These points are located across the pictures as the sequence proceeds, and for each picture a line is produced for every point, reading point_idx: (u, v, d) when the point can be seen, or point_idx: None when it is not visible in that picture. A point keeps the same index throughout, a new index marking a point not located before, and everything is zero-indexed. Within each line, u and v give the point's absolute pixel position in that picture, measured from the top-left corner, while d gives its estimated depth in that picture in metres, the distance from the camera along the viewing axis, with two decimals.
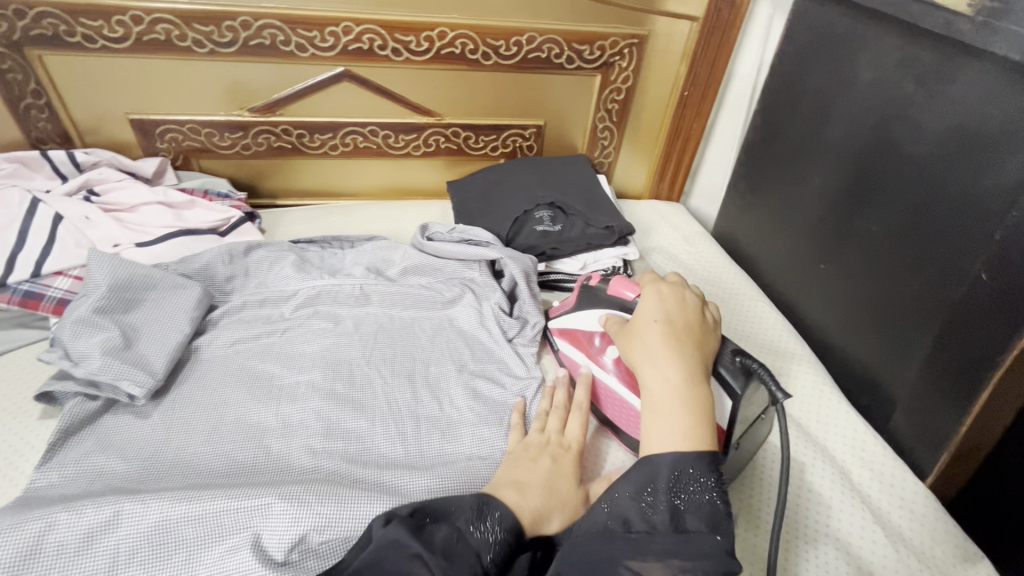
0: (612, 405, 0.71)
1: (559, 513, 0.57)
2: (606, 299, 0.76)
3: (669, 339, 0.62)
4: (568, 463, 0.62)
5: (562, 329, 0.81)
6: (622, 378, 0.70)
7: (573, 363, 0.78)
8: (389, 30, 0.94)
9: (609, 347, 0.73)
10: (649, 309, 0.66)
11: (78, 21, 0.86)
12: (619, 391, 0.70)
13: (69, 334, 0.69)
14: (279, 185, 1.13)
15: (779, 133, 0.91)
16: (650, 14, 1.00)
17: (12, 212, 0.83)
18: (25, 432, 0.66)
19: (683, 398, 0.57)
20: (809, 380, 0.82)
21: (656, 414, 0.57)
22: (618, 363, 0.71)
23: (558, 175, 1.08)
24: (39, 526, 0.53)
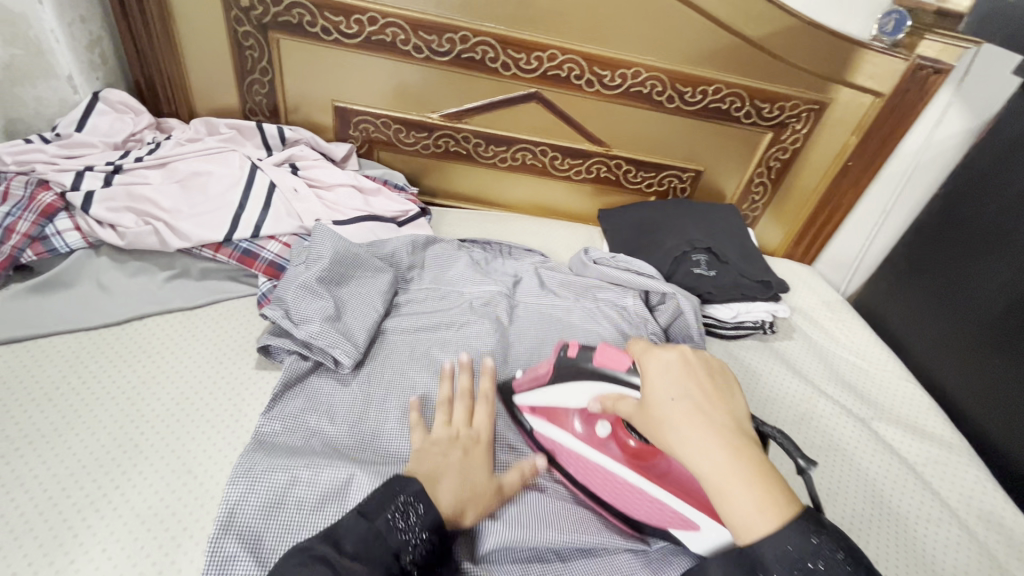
0: (607, 486, 0.64)
1: (473, 504, 0.57)
2: (591, 375, 0.61)
3: (695, 414, 0.46)
4: (479, 455, 0.62)
5: (531, 406, 0.71)
6: (621, 456, 0.64)
7: (552, 442, 0.69)
8: (589, 63, 0.99)
9: (599, 424, 0.67)
10: (660, 379, 0.49)
11: (322, 14, 0.94)
12: (620, 470, 0.63)
13: (291, 297, 0.76)
14: (441, 185, 1.20)
15: (967, 225, 0.95)
16: (837, 84, 1.02)
17: (236, 173, 0.90)
18: (245, 379, 0.72)
19: (739, 465, 0.43)
20: (930, 426, 0.90)
21: (725, 505, 0.42)
22: (613, 438, 0.66)
23: (712, 220, 1.10)
24: (286, 479, 0.58)
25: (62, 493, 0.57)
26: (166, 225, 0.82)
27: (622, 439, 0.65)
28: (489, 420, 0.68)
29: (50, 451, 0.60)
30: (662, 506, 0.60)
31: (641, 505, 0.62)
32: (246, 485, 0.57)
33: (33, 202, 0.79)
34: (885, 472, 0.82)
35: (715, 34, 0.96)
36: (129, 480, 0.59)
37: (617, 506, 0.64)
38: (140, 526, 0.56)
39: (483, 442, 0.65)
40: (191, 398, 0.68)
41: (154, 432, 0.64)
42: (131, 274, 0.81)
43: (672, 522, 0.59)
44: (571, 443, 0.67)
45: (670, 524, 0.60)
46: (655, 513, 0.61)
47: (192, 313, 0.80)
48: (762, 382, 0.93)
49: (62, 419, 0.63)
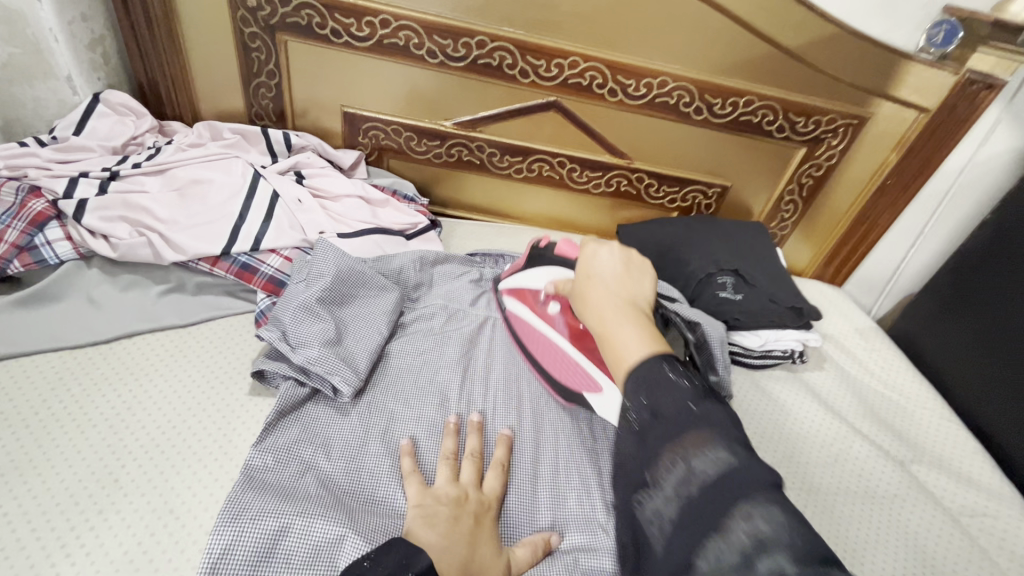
0: (550, 356, 0.75)
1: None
2: (554, 260, 0.75)
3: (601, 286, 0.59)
4: (488, 527, 0.56)
5: (512, 288, 0.82)
6: (567, 333, 0.72)
7: (519, 319, 0.80)
8: (613, 71, 0.93)
9: (551, 302, 0.74)
10: (588, 258, 0.63)
11: (332, 16, 0.89)
12: (562, 343, 0.73)
13: (289, 318, 0.71)
14: (453, 195, 1.14)
15: (1019, 253, 0.87)
16: (878, 98, 0.95)
17: (237, 182, 0.86)
18: (237, 405, 0.68)
19: (624, 314, 0.55)
20: (975, 472, 0.83)
21: (610, 340, 0.54)
22: (562, 318, 0.74)
23: (739, 240, 1.04)
24: (276, 527, 0.54)
25: (31, 534, 0.53)
26: (161, 236, 0.77)
27: (570, 320, 0.72)
28: (499, 484, 0.62)
29: (22, 486, 0.56)
30: (580, 372, 0.70)
31: (570, 375, 0.71)
32: (233, 532, 0.52)
33: (23, 210, 0.75)
34: (926, 521, 0.75)
35: (749, 42, 0.90)
36: (105, 520, 0.55)
37: (553, 374, 0.74)
38: (114, 574, 0.51)
39: (491, 509, 0.59)
40: (179, 426, 0.64)
41: (136, 465, 0.59)
42: (123, 288, 0.76)
43: (586, 386, 0.69)
44: (530, 317, 0.78)
45: (584, 390, 0.70)
46: (578, 379, 0.71)
47: (186, 330, 0.76)
48: (790, 416, 0.86)
49: (38, 450, 0.59)
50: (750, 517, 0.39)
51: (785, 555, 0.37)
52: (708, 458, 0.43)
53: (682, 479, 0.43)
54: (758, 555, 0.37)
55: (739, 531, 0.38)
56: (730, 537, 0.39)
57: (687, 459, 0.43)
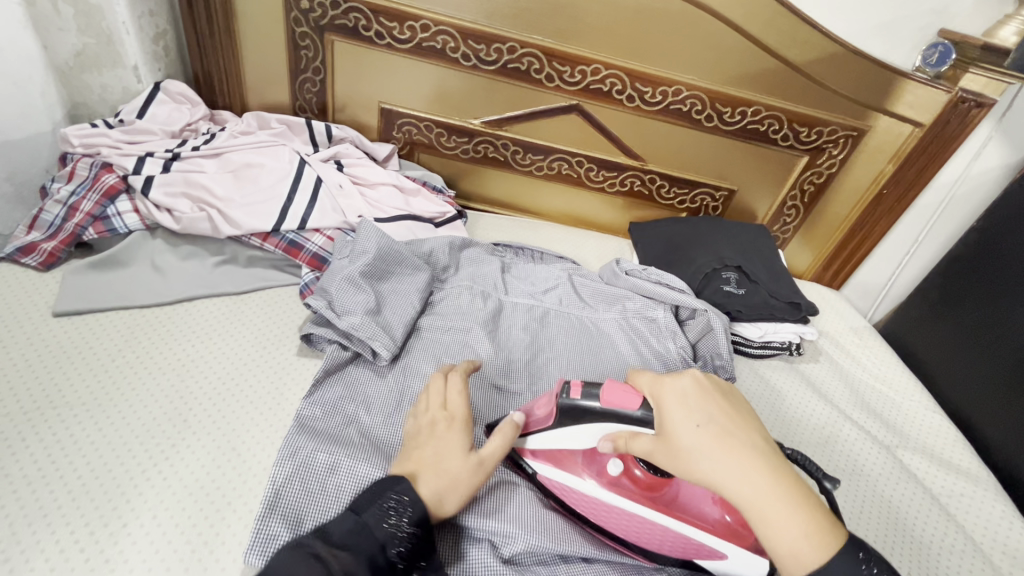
0: (625, 527, 0.63)
1: (451, 493, 0.54)
2: (597, 413, 0.58)
3: (723, 439, 0.50)
4: (454, 434, 0.58)
5: (536, 450, 0.66)
6: (634, 493, 0.62)
7: (561, 488, 0.65)
8: (631, 79, 1.01)
9: (610, 462, 0.63)
10: (684, 410, 0.52)
11: (377, 20, 0.98)
12: (637, 508, 0.61)
13: (335, 289, 0.79)
14: (476, 189, 1.22)
15: (1003, 261, 0.94)
16: (877, 112, 1.03)
17: (285, 167, 0.94)
18: (288, 364, 0.75)
19: (780, 491, 0.47)
20: (957, 458, 0.90)
21: (767, 524, 0.47)
22: (623, 475, 0.63)
23: (743, 239, 1.11)
24: (329, 465, 0.61)
25: (115, 460, 0.60)
26: (219, 212, 0.85)
27: (633, 474, 0.63)
28: (463, 393, 0.62)
29: (105, 419, 0.64)
30: (676, 537, 0.60)
31: (665, 541, 0.61)
32: (292, 468, 0.60)
33: (97, 183, 0.84)
34: (908, 499, 0.82)
35: (757, 56, 0.98)
36: (177, 453, 0.62)
37: (637, 543, 0.62)
38: (189, 497, 0.59)
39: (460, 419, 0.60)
40: (236, 379, 0.71)
41: (201, 409, 0.67)
42: (183, 258, 0.84)
43: (697, 552, 0.60)
44: (583, 485, 0.64)
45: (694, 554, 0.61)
46: (677, 544, 0.61)
47: (239, 299, 0.83)
48: (787, 402, 0.93)
49: (116, 390, 0.67)
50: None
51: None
52: None
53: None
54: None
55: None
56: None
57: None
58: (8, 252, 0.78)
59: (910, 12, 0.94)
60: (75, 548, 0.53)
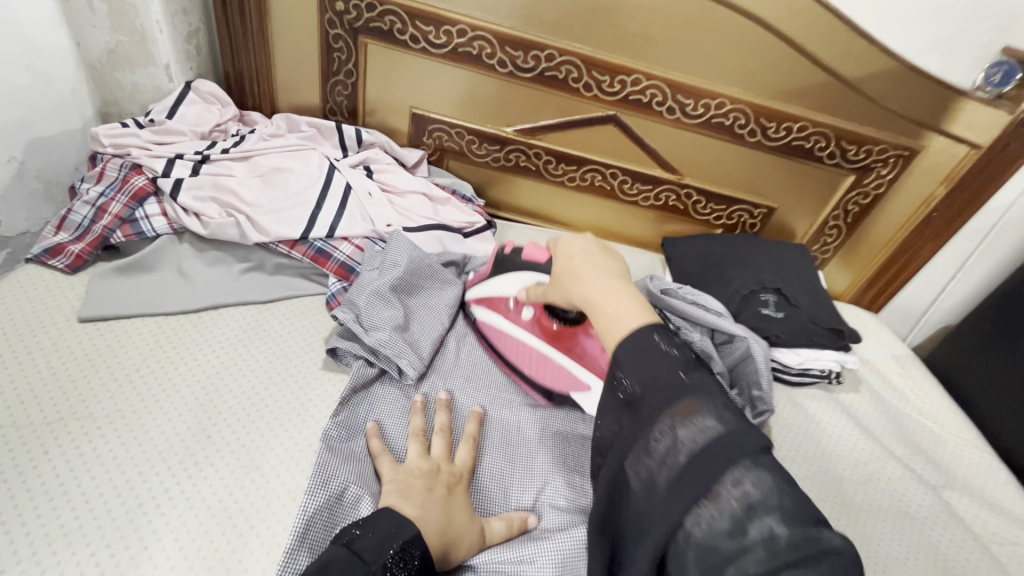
0: (527, 361, 0.76)
1: (457, 549, 0.56)
2: (520, 265, 0.76)
3: (584, 261, 0.57)
4: (461, 495, 0.60)
5: (478, 297, 0.81)
6: (541, 337, 0.75)
7: (490, 327, 0.79)
8: (673, 90, 0.98)
9: (525, 309, 0.76)
10: (564, 240, 0.60)
11: (413, 23, 0.95)
12: (537, 346, 0.75)
13: (363, 302, 0.76)
14: (505, 198, 1.19)
15: None
16: (931, 132, 0.98)
17: (315, 173, 0.91)
18: (313, 378, 0.73)
19: (620, 290, 0.53)
20: (1008, 502, 0.85)
21: (601, 311, 0.52)
22: (535, 321, 0.76)
23: (783, 260, 1.07)
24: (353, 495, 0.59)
25: (137, 477, 0.59)
26: (247, 217, 0.83)
27: (543, 322, 0.75)
28: (470, 456, 0.66)
29: (129, 433, 0.62)
30: (564, 373, 0.74)
31: (555, 377, 0.75)
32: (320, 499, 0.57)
33: (126, 185, 0.83)
34: (956, 545, 0.77)
35: (807, 70, 0.93)
36: (200, 471, 0.60)
37: (527, 373, 0.77)
38: (211, 519, 0.57)
39: (464, 480, 0.63)
40: (260, 392, 0.69)
41: (225, 423, 0.65)
42: (209, 263, 0.82)
43: (570, 385, 0.74)
44: (501, 324, 0.78)
45: (569, 388, 0.74)
46: (564, 382, 0.74)
47: (265, 307, 0.81)
48: (827, 434, 0.89)
49: (140, 401, 0.65)
50: (740, 483, 0.42)
51: (773, 517, 0.40)
52: (699, 428, 0.44)
53: (669, 448, 0.44)
54: (749, 519, 0.40)
55: (730, 497, 0.41)
56: (720, 501, 0.41)
57: (676, 430, 0.44)
58: (36, 254, 0.77)
59: (975, 28, 0.89)
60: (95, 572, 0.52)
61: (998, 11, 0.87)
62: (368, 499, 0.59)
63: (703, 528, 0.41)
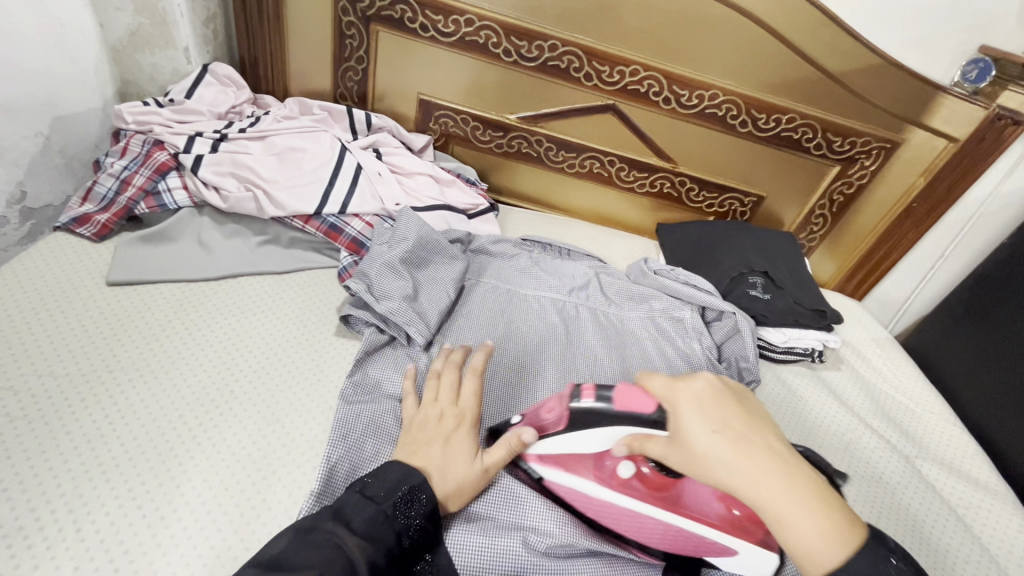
0: (633, 526, 0.62)
1: (456, 497, 0.60)
2: (611, 418, 0.60)
3: (738, 444, 0.47)
4: (463, 439, 0.62)
5: (548, 454, 0.64)
6: (647, 497, 0.61)
7: (569, 490, 0.64)
8: (669, 81, 1.03)
9: (620, 462, 0.62)
10: (692, 409, 0.49)
11: (423, 12, 1.00)
12: (650, 510, 0.61)
13: (374, 272, 0.81)
14: (506, 184, 1.24)
15: None
16: (912, 125, 1.03)
17: (327, 153, 0.96)
18: (327, 343, 0.78)
19: (794, 490, 0.45)
20: (974, 470, 0.91)
21: (783, 527, 0.45)
22: (633, 480, 0.62)
23: (770, 245, 1.12)
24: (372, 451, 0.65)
25: (167, 425, 0.63)
26: (264, 193, 0.87)
27: (645, 475, 0.62)
28: (475, 393, 0.66)
29: (157, 385, 0.66)
30: (682, 532, 0.61)
31: (674, 539, 0.62)
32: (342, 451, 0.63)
33: (149, 159, 0.87)
34: (925, 507, 0.83)
35: (795, 65, 0.99)
36: (225, 422, 0.65)
37: (643, 540, 0.63)
38: (236, 463, 0.61)
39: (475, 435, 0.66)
40: (278, 355, 0.74)
41: (246, 382, 0.69)
42: (227, 235, 0.87)
43: (704, 547, 0.62)
44: (590, 487, 0.63)
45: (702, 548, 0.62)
46: (687, 544, 0.62)
47: (281, 278, 0.86)
48: (808, 407, 0.95)
49: (167, 358, 0.70)
50: None
51: None
52: None
53: None
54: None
55: None
56: None
57: None
58: (65, 222, 0.81)
59: (952, 27, 0.94)
60: (131, 504, 0.56)
61: (973, 12, 0.92)
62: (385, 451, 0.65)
63: None
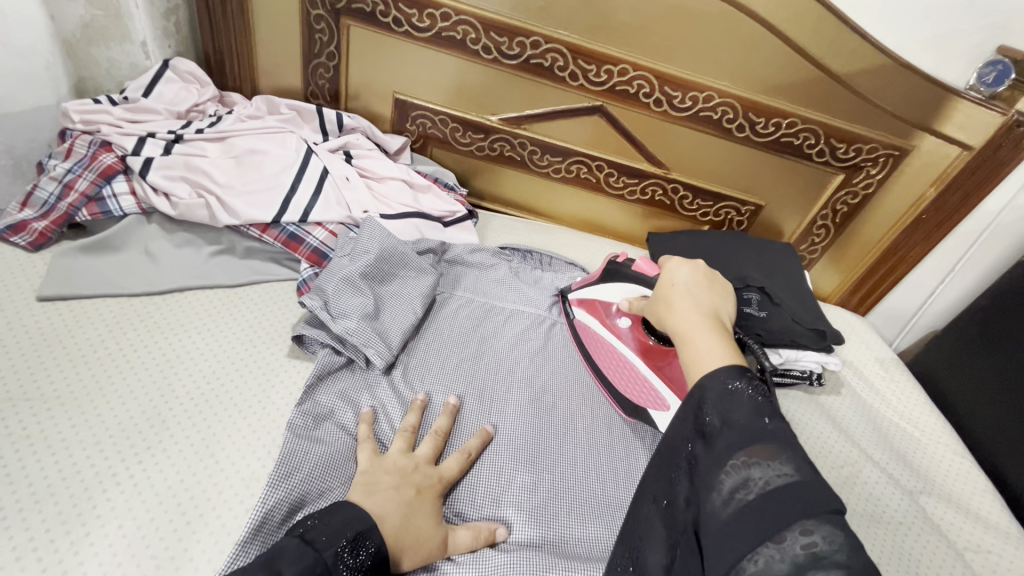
0: (616, 367, 0.78)
1: (410, 552, 0.54)
2: (628, 275, 0.76)
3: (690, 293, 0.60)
4: (430, 500, 0.58)
5: (582, 299, 0.83)
6: (635, 348, 0.76)
7: (586, 329, 0.82)
8: (660, 82, 0.95)
9: (624, 316, 0.78)
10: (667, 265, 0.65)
11: (396, 6, 0.93)
12: (631, 357, 0.76)
13: (332, 289, 0.74)
14: (488, 188, 1.17)
15: None
16: (922, 132, 0.96)
17: (291, 156, 0.89)
18: (278, 364, 0.72)
19: (708, 323, 0.55)
20: (984, 508, 0.84)
21: (688, 343, 0.54)
22: (631, 331, 0.77)
23: (768, 258, 1.05)
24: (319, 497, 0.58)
25: (86, 462, 0.57)
26: (218, 199, 0.81)
27: (639, 335, 0.76)
28: (457, 464, 0.63)
29: (79, 415, 0.60)
30: (647, 387, 0.74)
31: (636, 390, 0.75)
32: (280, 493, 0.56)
33: (95, 162, 0.81)
34: (929, 550, 0.76)
35: (796, 65, 0.91)
36: (152, 457, 0.59)
37: (614, 383, 0.77)
38: (159, 506, 0.55)
39: (439, 486, 0.61)
40: (222, 377, 0.68)
41: (182, 408, 0.63)
42: (177, 245, 0.81)
43: (653, 403, 0.73)
44: (598, 329, 0.80)
45: (649, 405, 0.74)
46: (645, 397, 0.74)
47: (233, 291, 0.80)
48: (805, 436, 0.88)
49: (94, 383, 0.63)
50: (811, 533, 0.39)
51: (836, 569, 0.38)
52: (773, 471, 0.43)
53: (737, 485, 0.43)
54: (813, 568, 0.38)
55: (796, 543, 0.39)
56: (784, 543, 0.39)
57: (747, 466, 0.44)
58: None
59: (969, 25, 0.86)
60: (31, 558, 0.50)
61: (992, 10, 0.85)
62: (332, 493, 0.59)
63: (760, 566, 0.39)
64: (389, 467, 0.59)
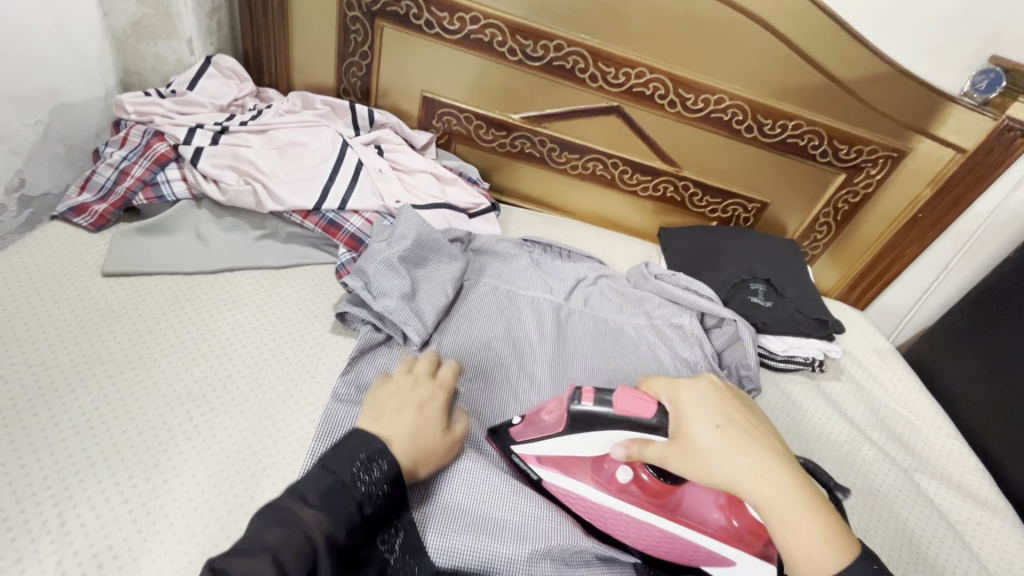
0: (631, 531, 0.64)
1: (424, 463, 0.59)
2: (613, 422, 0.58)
3: (741, 437, 0.52)
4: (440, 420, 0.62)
5: (544, 458, 0.66)
6: (643, 501, 0.63)
7: (568, 495, 0.65)
8: (675, 84, 1.02)
9: (618, 468, 0.64)
10: (692, 401, 0.56)
11: (428, 9, 0.99)
12: (645, 516, 0.63)
13: (373, 271, 0.80)
14: (507, 183, 1.23)
15: None
16: (919, 135, 1.02)
17: (327, 148, 0.95)
18: (323, 340, 0.77)
19: (792, 494, 0.48)
20: (974, 485, 0.90)
21: (787, 529, 0.47)
22: (632, 485, 0.64)
23: (773, 252, 1.11)
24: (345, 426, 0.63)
25: (158, 420, 0.62)
26: (263, 187, 0.87)
27: (640, 481, 0.64)
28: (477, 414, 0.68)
29: (149, 379, 0.66)
30: (681, 542, 0.62)
31: (672, 549, 0.63)
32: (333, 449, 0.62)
33: (149, 150, 0.87)
34: (922, 521, 0.82)
35: (802, 71, 0.98)
36: (216, 417, 0.64)
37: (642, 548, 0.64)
38: (226, 459, 0.61)
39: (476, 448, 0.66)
40: (273, 350, 0.73)
41: (240, 376, 0.69)
42: (225, 229, 0.86)
43: (705, 560, 0.62)
44: (587, 494, 0.65)
45: (700, 561, 0.63)
46: (691, 555, 0.63)
47: (278, 273, 0.85)
48: (807, 416, 0.94)
49: (158, 351, 0.69)
50: None
51: None
52: None
53: None
54: None
55: None
56: None
57: None
58: (62, 212, 0.81)
59: (963, 36, 0.93)
60: (119, 498, 0.56)
61: (985, 22, 0.91)
62: None
63: None
64: (395, 389, 0.62)
